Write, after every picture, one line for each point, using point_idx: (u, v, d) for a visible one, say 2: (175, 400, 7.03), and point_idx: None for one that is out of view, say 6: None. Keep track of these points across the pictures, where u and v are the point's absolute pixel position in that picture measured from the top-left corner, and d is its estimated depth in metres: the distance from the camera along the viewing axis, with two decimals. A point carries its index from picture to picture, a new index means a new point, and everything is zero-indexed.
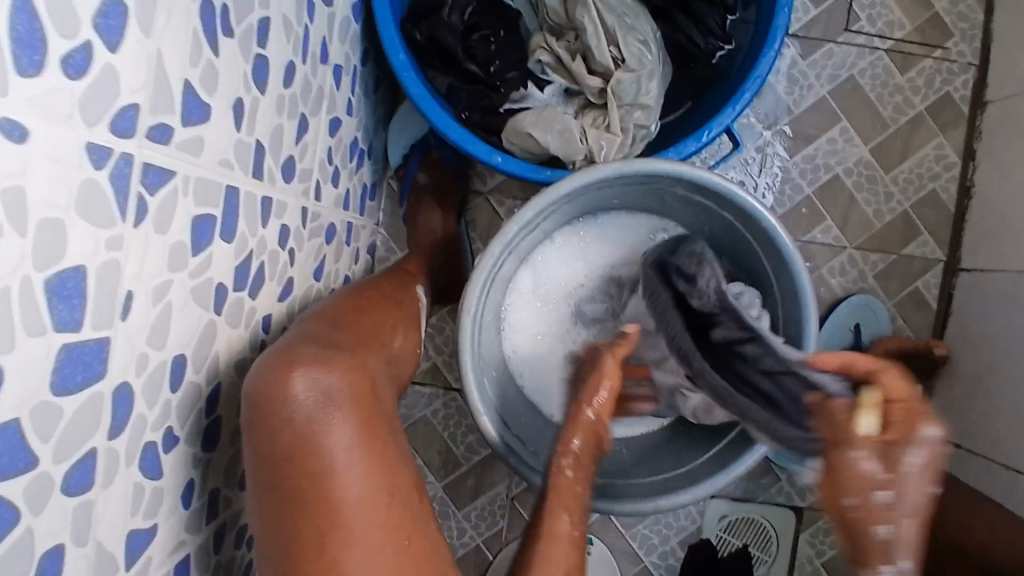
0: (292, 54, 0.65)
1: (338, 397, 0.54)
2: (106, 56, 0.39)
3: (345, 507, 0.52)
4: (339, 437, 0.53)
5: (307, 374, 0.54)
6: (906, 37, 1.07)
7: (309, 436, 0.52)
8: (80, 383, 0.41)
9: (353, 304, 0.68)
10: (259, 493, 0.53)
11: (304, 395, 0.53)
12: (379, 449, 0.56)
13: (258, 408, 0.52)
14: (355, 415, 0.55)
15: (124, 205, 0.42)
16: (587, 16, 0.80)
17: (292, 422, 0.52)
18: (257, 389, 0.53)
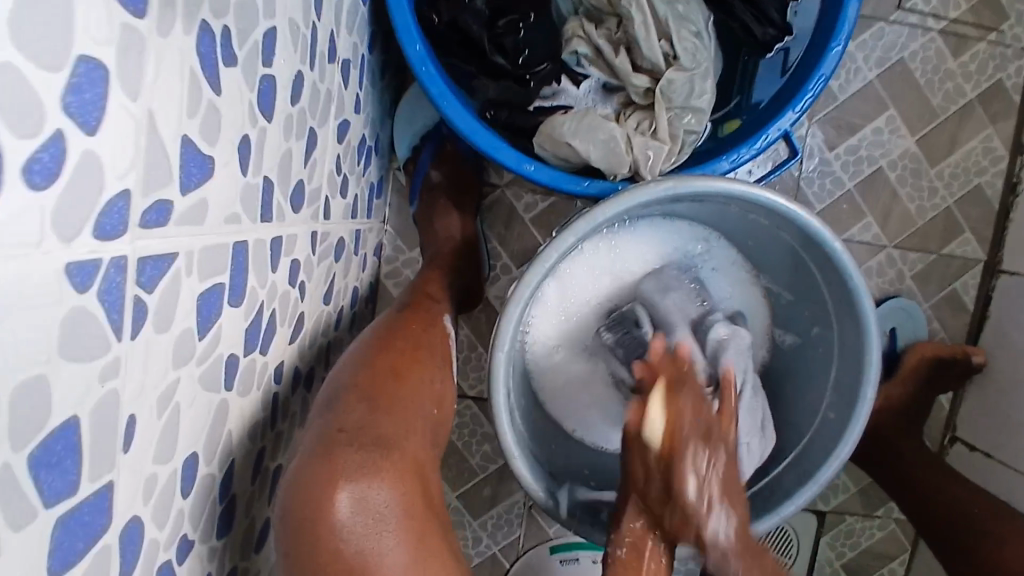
0: (300, 63, 0.54)
1: (390, 513, 0.47)
2: (85, 143, 0.28)
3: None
4: (395, 563, 0.46)
5: (352, 490, 0.46)
6: (962, 16, 0.97)
7: (359, 565, 0.45)
8: (81, 548, 0.33)
9: (389, 368, 0.59)
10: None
11: (349, 518, 0.45)
12: (441, 563, 0.49)
13: (300, 533, 0.46)
14: (410, 532, 0.47)
15: (118, 322, 0.33)
16: (634, 4, 0.70)
17: (339, 551, 0.45)
18: (296, 511, 0.46)
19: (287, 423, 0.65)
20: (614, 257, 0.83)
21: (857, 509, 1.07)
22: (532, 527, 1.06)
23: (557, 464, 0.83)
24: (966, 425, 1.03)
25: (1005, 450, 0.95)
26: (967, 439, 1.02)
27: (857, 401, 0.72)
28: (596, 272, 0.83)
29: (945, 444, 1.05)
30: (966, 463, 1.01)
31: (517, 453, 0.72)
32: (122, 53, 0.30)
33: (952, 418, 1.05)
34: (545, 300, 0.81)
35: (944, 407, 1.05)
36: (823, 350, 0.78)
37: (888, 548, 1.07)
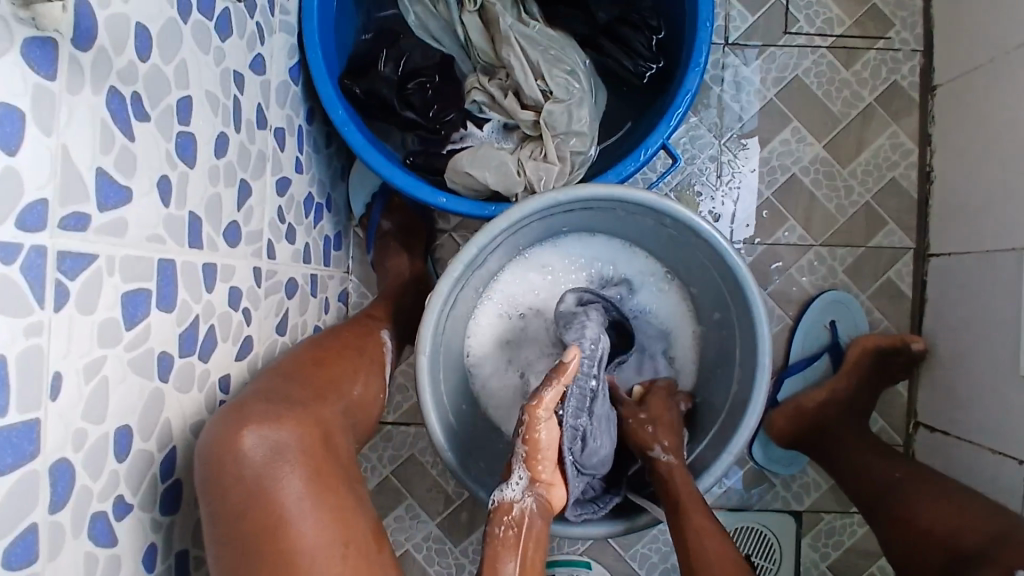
0: (223, 126, 0.69)
1: (292, 451, 0.52)
2: (5, 159, 0.43)
3: (301, 564, 0.49)
4: (292, 491, 0.50)
5: (259, 429, 0.51)
6: (847, 32, 1.08)
7: (262, 490, 0.50)
8: (10, 463, 0.44)
9: (313, 353, 0.66)
10: (213, 555, 0.50)
11: (256, 449, 0.50)
12: (337, 499, 0.53)
13: (209, 469, 0.50)
14: (310, 467, 0.52)
15: (41, 292, 0.46)
16: (513, 54, 0.83)
17: (244, 478, 0.49)
18: (207, 451, 0.50)
19: None
20: (548, 269, 0.93)
21: (835, 507, 1.08)
22: None
23: (502, 464, 0.88)
24: (925, 409, 1.05)
25: (962, 425, 0.97)
26: (928, 422, 1.04)
27: (757, 369, 0.78)
28: (531, 283, 0.92)
29: (911, 431, 1.06)
30: (931, 446, 1.03)
31: (449, 449, 0.79)
32: (34, 103, 0.44)
33: (911, 405, 1.07)
34: (484, 306, 0.91)
35: (902, 394, 1.07)
36: (732, 331, 0.85)
37: (873, 544, 1.07)
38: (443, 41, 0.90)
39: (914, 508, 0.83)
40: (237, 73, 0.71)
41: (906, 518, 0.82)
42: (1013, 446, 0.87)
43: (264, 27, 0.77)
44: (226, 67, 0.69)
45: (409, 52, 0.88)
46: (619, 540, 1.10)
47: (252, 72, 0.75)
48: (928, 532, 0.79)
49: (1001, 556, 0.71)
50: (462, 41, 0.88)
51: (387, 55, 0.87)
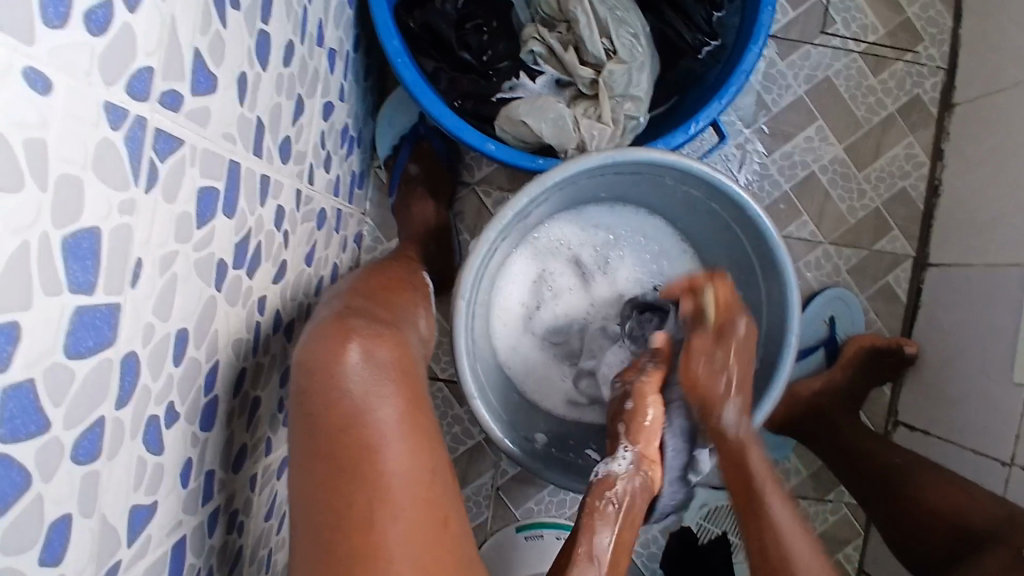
0: (292, 35, 0.65)
1: (389, 373, 0.54)
2: (125, 16, 0.39)
3: (393, 484, 0.51)
4: (390, 411, 0.53)
5: (360, 346, 0.54)
6: (878, 40, 1.11)
7: (361, 408, 0.52)
8: (90, 347, 0.40)
9: (379, 283, 0.67)
10: (302, 466, 0.52)
11: (358, 366, 0.53)
12: (424, 426, 0.55)
13: (310, 378, 0.52)
14: (403, 391, 0.55)
15: (136, 167, 0.42)
16: (580, 8, 0.82)
17: (345, 391, 0.52)
18: (311, 362, 0.53)
19: (268, 356, 0.72)
20: (586, 227, 0.93)
21: (811, 493, 1.12)
22: (499, 508, 1.10)
23: (514, 417, 0.88)
24: (907, 408, 1.10)
25: (944, 425, 1.03)
26: (908, 421, 1.10)
27: (784, 349, 0.81)
28: (568, 235, 0.93)
29: (889, 428, 1.12)
30: (908, 443, 1.09)
31: (476, 395, 0.79)
32: None
33: (893, 403, 1.12)
34: (522, 251, 0.91)
35: (886, 393, 1.12)
36: (757, 306, 0.87)
37: (842, 531, 1.12)
38: None
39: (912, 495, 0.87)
40: None
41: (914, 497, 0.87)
42: (995, 447, 0.94)
43: None
44: None
45: None
46: None
47: None
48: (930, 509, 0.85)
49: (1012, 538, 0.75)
50: None
51: None
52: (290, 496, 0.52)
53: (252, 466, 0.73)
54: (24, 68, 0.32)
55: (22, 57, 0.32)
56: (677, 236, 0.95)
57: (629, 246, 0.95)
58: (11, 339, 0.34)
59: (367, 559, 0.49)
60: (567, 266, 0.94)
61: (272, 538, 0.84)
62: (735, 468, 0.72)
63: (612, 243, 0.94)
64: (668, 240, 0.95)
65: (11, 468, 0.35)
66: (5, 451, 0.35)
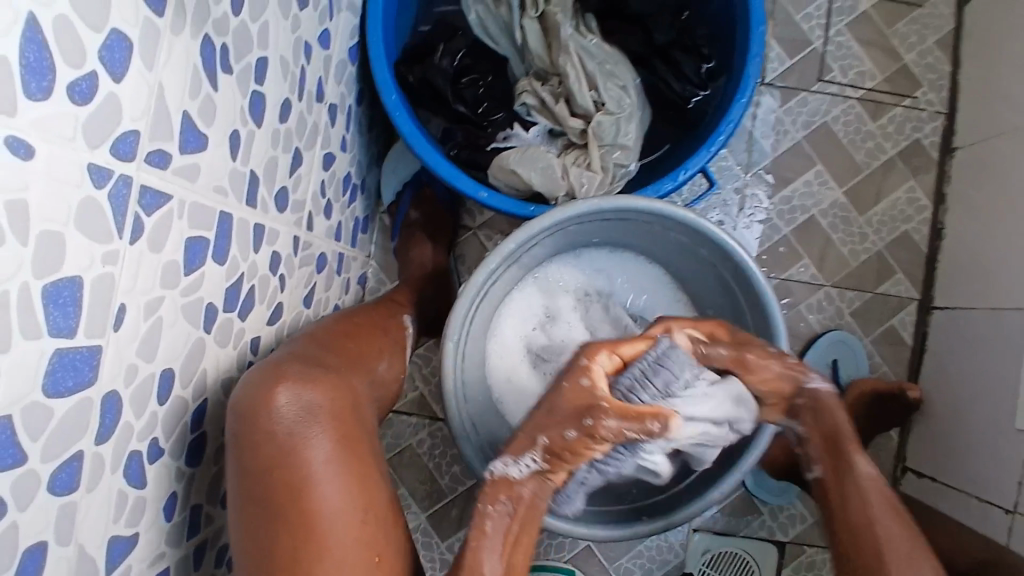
0: (288, 93, 0.70)
1: (319, 414, 0.56)
2: (110, 86, 0.43)
3: (322, 520, 0.53)
4: (319, 451, 0.54)
5: (291, 389, 0.55)
6: (877, 86, 1.12)
7: (290, 448, 0.54)
8: (70, 387, 0.44)
9: (341, 328, 0.69)
10: (237, 507, 0.54)
11: (287, 408, 0.54)
12: (358, 463, 0.57)
13: (241, 422, 0.54)
14: (335, 430, 0.56)
15: (120, 221, 0.46)
16: (570, 63, 0.86)
17: (274, 434, 0.54)
18: (243, 406, 0.54)
19: None
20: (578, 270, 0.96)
21: (817, 542, 1.10)
22: None
23: None
24: (915, 454, 1.08)
25: (951, 474, 1.00)
26: (916, 468, 1.07)
27: None
28: (563, 276, 0.95)
29: (897, 475, 1.09)
30: (917, 491, 1.06)
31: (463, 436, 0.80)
32: (142, 36, 0.45)
33: (901, 449, 1.10)
34: (515, 293, 0.93)
35: (893, 439, 1.10)
36: None
37: None
38: (499, 41, 0.92)
39: None
40: (307, 44, 0.73)
41: None
42: (999, 495, 0.91)
43: (333, 4, 0.79)
44: (299, 36, 0.70)
45: (465, 46, 0.91)
46: (605, 552, 1.10)
47: (318, 45, 0.76)
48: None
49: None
50: (518, 45, 0.90)
51: (444, 47, 0.89)
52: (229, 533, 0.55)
53: None
54: (8, 138, 0.36)
55: (6, 128, 0.36)
56: (666, 280, 0.97)
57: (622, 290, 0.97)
58: None
59: None
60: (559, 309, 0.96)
61: None
62: (823, 429, 0.72)
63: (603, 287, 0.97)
64: (658, 284, 0.97)
65: None
66: None
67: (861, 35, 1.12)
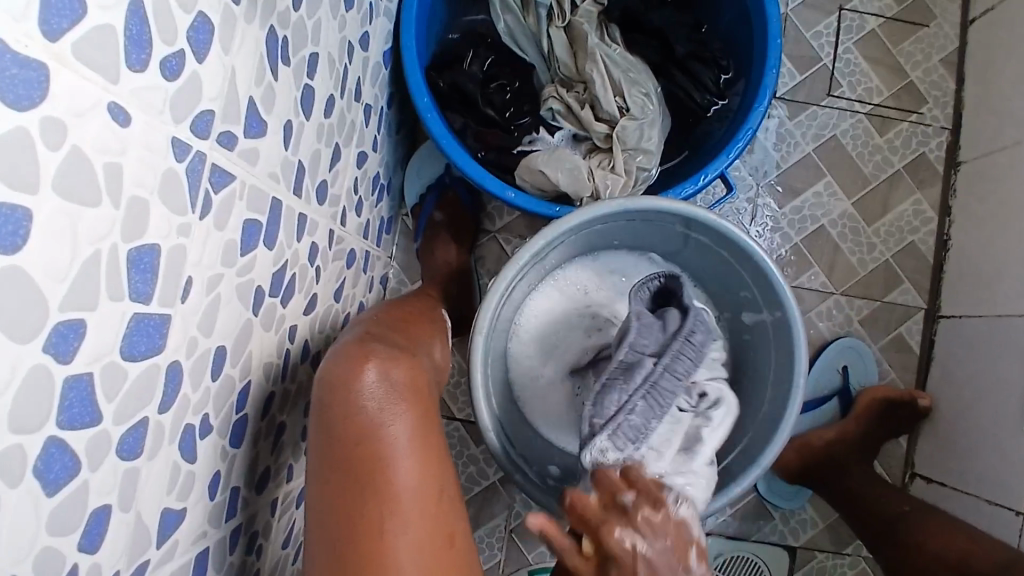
0: (332, 90, 0.72)
1: (402, 393, 0.59)
2: (194, 66, 0.46)
3: (401, 495, 0.55)
4: (402, 427, 0.58)
5: (377, 367, 0.59)
6: (883, 102, 1.16)
7: (375, 422, 0.57)
8: (143, 351, 0.46)
9: (399, 316, 0.73)
10: (320, 478, 0.56)
11: (374, 385, 0.58)
12: (433, 444, 0.60)
13: (331, 394, 0.58)
14: (416, 410, 0.60)
15: (194, 196, 0.48)
16: (596, 70, 0.89)
17: (362, 408, 0.57)
18: (334, 379, 0.58)
19: (296, 383, 0.76)
20: (601, 272, 0.98)
21: (828, 547, 1.11)
22: (511, 550, 1.11)
23: (528, 454, 0.91)
24: (923, 460, 1.10)
25: (960, 478, 1.02)
26: (924, 473, 1.09)
27: (791, 389, 0.83)
28: (587, 278, 0.98)
29: (906, 481, 1.11)
30: (926, 496, 1.08)
31: (490, 428, 0.82)
32: (221, 21, 0.48)
33: (909, 456, 1.12)
34: (537, 294, 0.96)
35: (901, 445, 1.12)
36: (765, 350, 0.90)
37: None
38: (527, 51, 0.94)
39: (918, 543, 0.89)
40: (350, 44, 0.76)
41: (919, 544, 0.89)
42: (1008, 497, 0.93)
43: (373, 8, 0.82)
44: (344, 36, 0.73)
45: (493, 54, 0.95)
46: None
47: (359, 46, 0.79)
48: (944, 561, 0.85)
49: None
50: (545, 54, 0.93)
51: (474, 54, 0.94)
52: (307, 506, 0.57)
53: (273, 489, 0.77)
54: (110, 104, 0.38)
55: (108, 94, 0.38)
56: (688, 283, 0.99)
57: None
58: (78, 334, 0.39)
59: (374, 565, 0.53)
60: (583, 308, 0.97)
61: (288, 566, 0.86)
62: None
63: (626, 287, 0.98)
64: None
65: (67, 452, 0.40)
66: (62, 435, 0.39)
67: (868, 53, 1.17)
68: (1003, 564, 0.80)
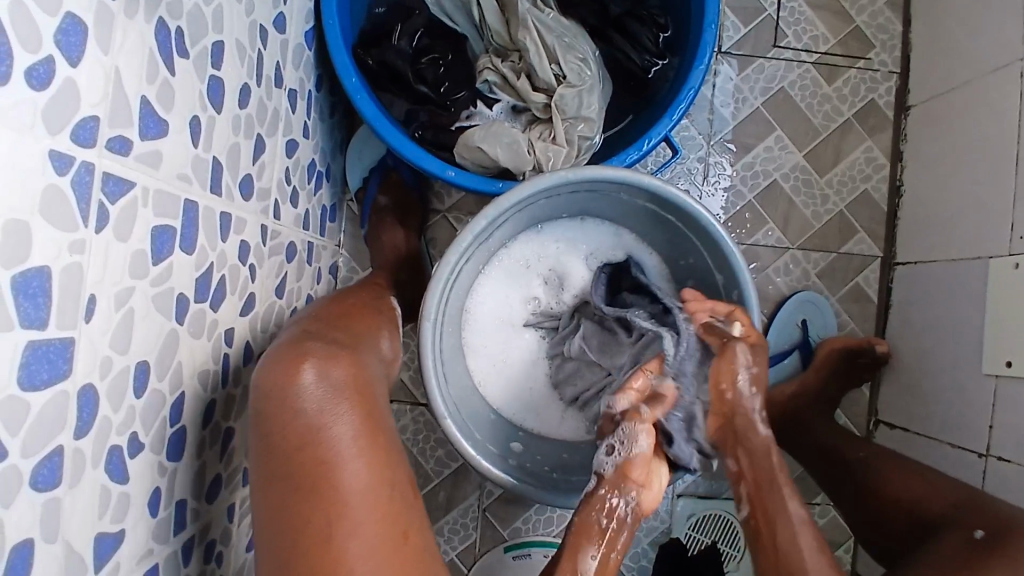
0: (247, 77, 0.69)
1: (344, 392, 0.58)
2: (68, 71, 0.42)
3: (350, 499, 0.55)
4: (345, 428, 0.56)
5: (315, 367, 0.58)
6: (830, 50, 1.14)
7: (316, 426, 0.55)
8: (46, 380, 0.43)
9: (340, 309, 0.72)
10: (265, 486, 0.55)
11: (313, 386, 0.56)
12: (381, 442, 0.59)
13: (268, 400, 0.56)
14: (359, 409, 0.58)
15: (85, 211, 0.45)
16: (529, 37, 0.86)
17: (301, 411, 0.56)
18: (270, 384, 0.56)
19: (240, 387, 0.74)
20: (551, 245, 0.96)
21: (798, 498, 1.13)
22: (486, 529, 1.10)
23: (491, 436, 0.90)
24: (886, 406, 1.11)
25: (921, 422, 1.04)
26: (887, 420, 1.10)
27: None
28: (537, 252, 0.95)
29: (871, 428, 1.12)
30: (890, 441, 1.09)
31: (447, 415, 0.80)
32: (96, 18, 0.44)
33: (872, 403, 1.13)
34: (488, 272, 0.94)
35: (864, 393, 1.13)
36: None
37: (831, 535, 1.12)
38: (458, 20, 0.91)
39: (873, 488, 0.90)
40: (262, 27, 0.72)
41: (875, 490, 0.90)
42: (971, 439, 0.94)
43: None
44: (254, 19, 0.69)
45: (422, 26, 0.90)
46: None
47: (274, 29, 0.75)
48: (904, 501, 0.86)
49: (969, 521, 0.78)
50: (476, 23, 0.90)
51: (402, 29, 0.89)
52: (256, 515, 0.56)
53: (229, 496, 0.75)
54: None
55: None
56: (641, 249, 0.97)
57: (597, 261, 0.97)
58: None
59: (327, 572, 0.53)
60: (536, 282, 0.96)
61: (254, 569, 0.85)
62: None
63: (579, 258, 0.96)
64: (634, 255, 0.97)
65: None
66: None
67: None
68: (957, 503, 0.82)
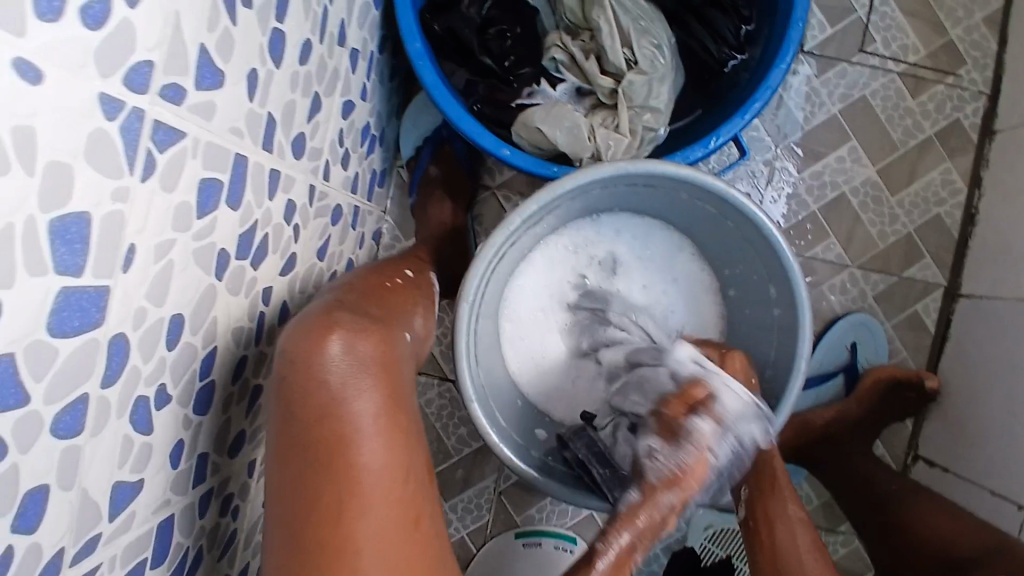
0: (309, 34, 0.67)
1: (369, 367, 0.57)
2: (124, 12, 0.40)
3: (365, 478, 0.54)
4: (366, 405, 0.56)
5: (343, 339, 0.57)
6: (919, 61, 1.07)
7: (339, 399, 0.55)
8: (77, 326, 0.42)
9: (377, 281, 0.71)
10: (280, 455, 0.55)
11: (339, 358, 0.56)
12: (401, 424, 0.59)
13: (293, 367, 0.55)
14: (383, 386, 0.58)
15: (132, 157, 0.44)
16: (603, 17, 0.82)
17: (324, 382, 0.55)
18: (296, 350, 0.56)
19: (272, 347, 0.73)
20: (597, 236, 0.93)
21: (822, 524, 1.09)
22: (500, 511, 1.10)
23: (516, 425, 0.88)
24: (928, 442, 1.06)
25: (965, 464, 0.99)
26: (928, 457, 1.05)
27: (793, 372, 0.79)
28: (583, 242, 0.93)
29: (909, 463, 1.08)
30: (928, 480, 1.04)
31: (475, 400, 0.78)
32: None
33: (914, 437, 1.08)
34: (534, 256, 0.92)
35: (907, 426, 1.08)
36: (769, 328, 0.85)
37: (852, 565, 1.08)
38: None
39: (905, 531, 0.88)
40: None
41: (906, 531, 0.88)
42: (1015, 491, 0.89)
43: None
44: None
45: None
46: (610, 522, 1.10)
47: None
48: (930, 545, 0.84)
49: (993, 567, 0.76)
50: None
51: None
52: (269, 484, 0.56)
53: (251, 452, 0.75)
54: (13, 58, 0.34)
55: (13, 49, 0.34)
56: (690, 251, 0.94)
57: (642, 259, 0.94)
58: None
59: (337, 548, 0.53)
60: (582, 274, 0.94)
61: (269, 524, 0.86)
62: None
63: (628, 253, 0.94)
64: (680, 256, 0.94)
65: None
66: None
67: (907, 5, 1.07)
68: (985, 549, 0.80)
